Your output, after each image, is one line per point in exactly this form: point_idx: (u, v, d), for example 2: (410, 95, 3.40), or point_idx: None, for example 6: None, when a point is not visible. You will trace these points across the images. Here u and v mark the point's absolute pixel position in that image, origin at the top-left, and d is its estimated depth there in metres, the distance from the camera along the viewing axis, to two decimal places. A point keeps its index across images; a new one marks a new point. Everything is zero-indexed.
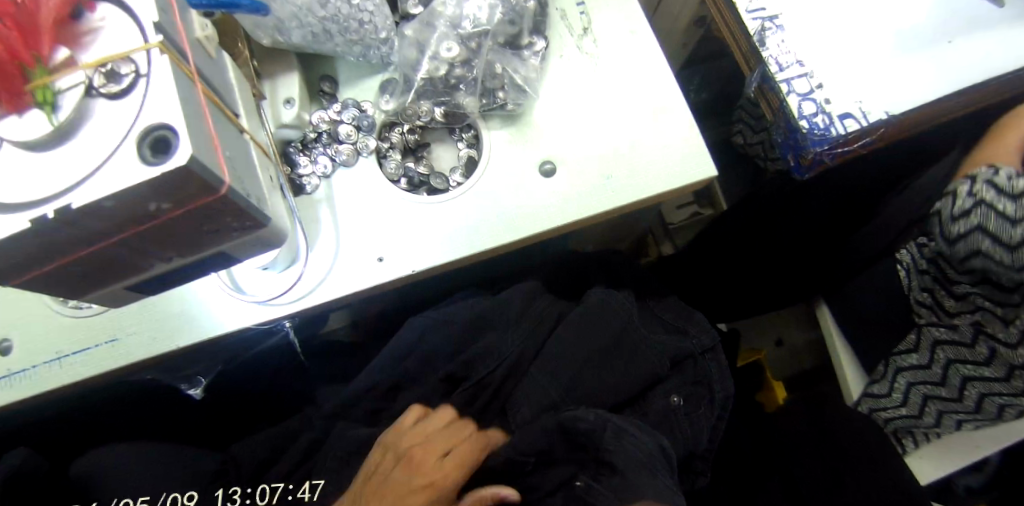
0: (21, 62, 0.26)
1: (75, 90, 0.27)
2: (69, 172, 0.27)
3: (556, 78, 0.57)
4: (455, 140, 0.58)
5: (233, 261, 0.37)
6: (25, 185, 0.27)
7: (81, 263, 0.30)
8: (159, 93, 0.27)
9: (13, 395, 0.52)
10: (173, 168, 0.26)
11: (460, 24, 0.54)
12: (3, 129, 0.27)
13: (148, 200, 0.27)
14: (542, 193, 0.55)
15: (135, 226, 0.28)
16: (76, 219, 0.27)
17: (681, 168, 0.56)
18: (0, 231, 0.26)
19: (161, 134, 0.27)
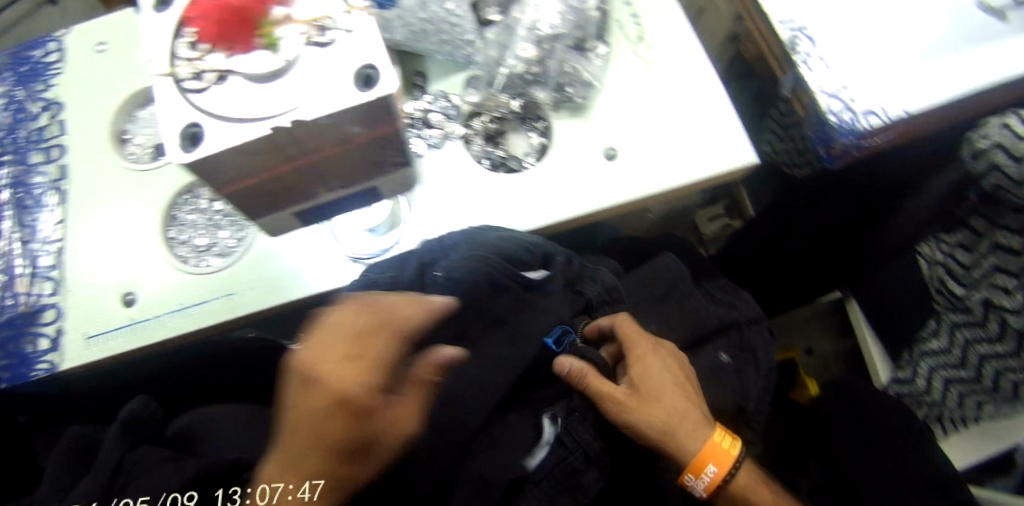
0: (256, 14, 0.36)
1: (295, 37, 0.35)
2: (289, 98, 0.34)
3: (617, 76, 0.65)
4: (527, 129, 0.64)
5: (373, 201, 0.46)
6: (252, 104, 0.34)
7: (277, 178, 0.38)
8: (363, 46, 0.35)
9: (136, 341, 0.58)
10: (382, 96, 0.34)
11: (539, 28, 0.60)
12: (237, 65, 0.35)
13: (349, 123, 0.35)
14: (608, 174, 0.62)
15: (330, 146, 0.37)
16: (297, 129, 0.34)
17: (727, 154, 0.63)
18: (236, 137, 0.34)
19: (370, 73, 0.34)
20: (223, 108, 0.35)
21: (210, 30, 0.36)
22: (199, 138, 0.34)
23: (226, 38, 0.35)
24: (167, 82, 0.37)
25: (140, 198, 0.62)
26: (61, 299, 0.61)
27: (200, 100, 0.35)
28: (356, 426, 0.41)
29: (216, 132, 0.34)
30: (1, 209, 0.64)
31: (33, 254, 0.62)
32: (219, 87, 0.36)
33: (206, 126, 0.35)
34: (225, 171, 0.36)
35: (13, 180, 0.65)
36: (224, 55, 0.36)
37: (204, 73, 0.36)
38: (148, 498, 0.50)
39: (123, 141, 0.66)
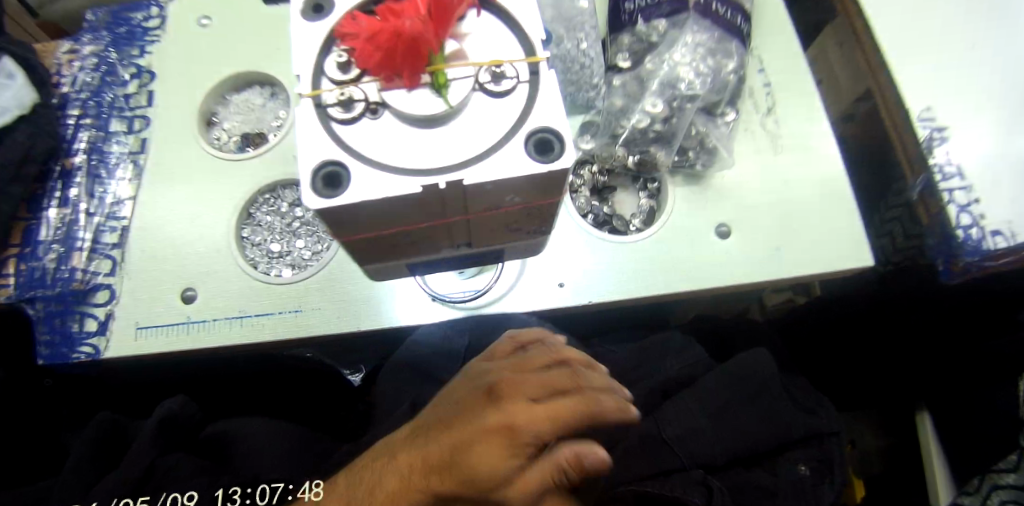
0: (431, 46, 0.30)
1: (467, 81, 0.31)
2: (453, 153, 0.30)
3: (741, 148, 0.60)
4: (637, 190, 0.60)
5: (493, 259, 0.42)
6: (408, 154, 0.30)
7: (409, 232, 0.34)
8: (543, 107, 0.31)
9: (186, 343, 0.54)
10: (556, 170, 0.29)
11: (676, 85, 0.56)
12: (394, 101, 0.31)
13: (512, 192, 0.31)
14: (715, 252, 0.57)
15: (478, 211, 0.33)
16: (452, 191, 0.30)
17: (848, 253, 0.58)
18: (383, 190, 0.29)
19: (551, 138, 0.30)
20: (372, 150, 0.30)
21: (371, 53, 0.31)
22: (341, 181, 0.29)
23: (389, 69, 0.30)
24: (306, 102, 0.31)
25: (221, 190, 0.59)
26: (118, 281, 0.57)
27: (344, 133, 0.31)
28: (498, 465, 0.35)
29: (362, 180, 0.29)
30: (74, 173, 0.61)
31: (98, 229, 0.59)
32: (369, 121, 0.31)
33: (350, 169, 0.30)
34: (352, 222, 0.32)
35: (91, 145, 0.62)
36: (382, 86, 0.31)
37: (355, 102, 0.31)
38: (148, 498, 0.49)
39: (211, 124, 0.63)
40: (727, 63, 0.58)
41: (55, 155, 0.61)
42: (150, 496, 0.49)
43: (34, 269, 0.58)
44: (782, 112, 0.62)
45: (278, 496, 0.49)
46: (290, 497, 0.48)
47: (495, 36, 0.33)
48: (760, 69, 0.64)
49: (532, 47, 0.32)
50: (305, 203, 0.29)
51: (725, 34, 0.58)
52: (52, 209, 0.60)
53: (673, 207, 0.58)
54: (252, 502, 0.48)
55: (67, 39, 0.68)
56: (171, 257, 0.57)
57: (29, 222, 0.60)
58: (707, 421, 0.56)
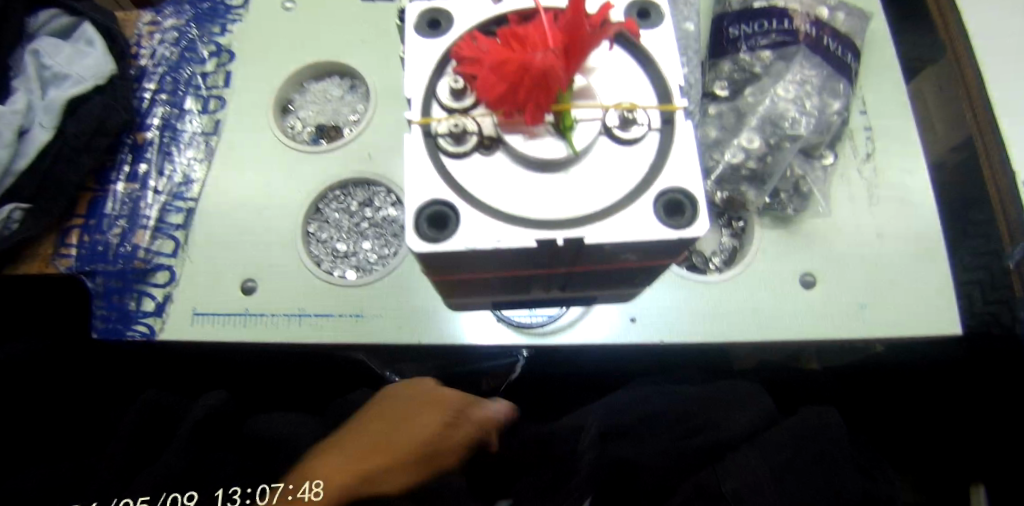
0: (561, 84, 0.27)
1: (594, 124, 0.29)
2: (576, 204, 0.28)
3: (835, 192, 0.57)
4: (721, 226, 0.57)
5: (580, 301, 0.39)
6: (524, 200, 0.28)
7: (505, 277, 0.31)
8: (679, 160, 0.28)
9: (243, 335, 0.53)
10: (688, 236, 0.26)
11: (781, 123, 0.53)
12: (512, 140, 0.28)
13: (628, 251, 0.28)
14: (797, 301, 0.54)
15: (587, 264, 0.30)
16: (566, 248, 0.27)
17: (938, 320, 0.54)
18: (496, 240, 0.27)
19: (680, 198, 0.27)
20: (484, 191, 0.28)
21: (494, 85, 0.27)
22: (449, 224, 0.27)
23: (512, 102, 0.27)
24: (415, 129, 0.29)
25: (291, 182, 0.57)
26: (179, 263, 0.56)
27: (454, 168, 0.29)
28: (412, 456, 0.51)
29: (476, 226, 0.27)
30: (144, 148, 0.60)
31: (164, 208, 0.58)
32: (480, 158, 0.29)
33: (458, 212, 0.27)
34: (453, 264, 0.29)
35: (164, 121, 0.61)
36: (500, 121, 0.29)
37: (468, 135, 0.29)
38: (146, 498, 0.44)
39: (287, 111, 0.62)
40: (833, 102, 0.55)
41: (128, 128, 0.60)
42: (150, 495, 0.45)
43: (97, 242, 0.58)
44: (881, 160, 0.58)
45: (278, 495, 0.46)
46: (288, 498, 0.45)
47: (626, 75, 0.30)
48: (862, 111, 0.60)
49: (666, 93, 0.30)
50: (410, 248, 0.26)
51: (833, 72, 0.55)
52: (119, 183, 0.59)
53: (757, 250, 0.54)
54: (252, 502, 0.46)
55: (150, 10, 0.67)
56: (234, 245, 0.56)
57: (96, 194, 0.59)
58: (770, 477, 0.51)
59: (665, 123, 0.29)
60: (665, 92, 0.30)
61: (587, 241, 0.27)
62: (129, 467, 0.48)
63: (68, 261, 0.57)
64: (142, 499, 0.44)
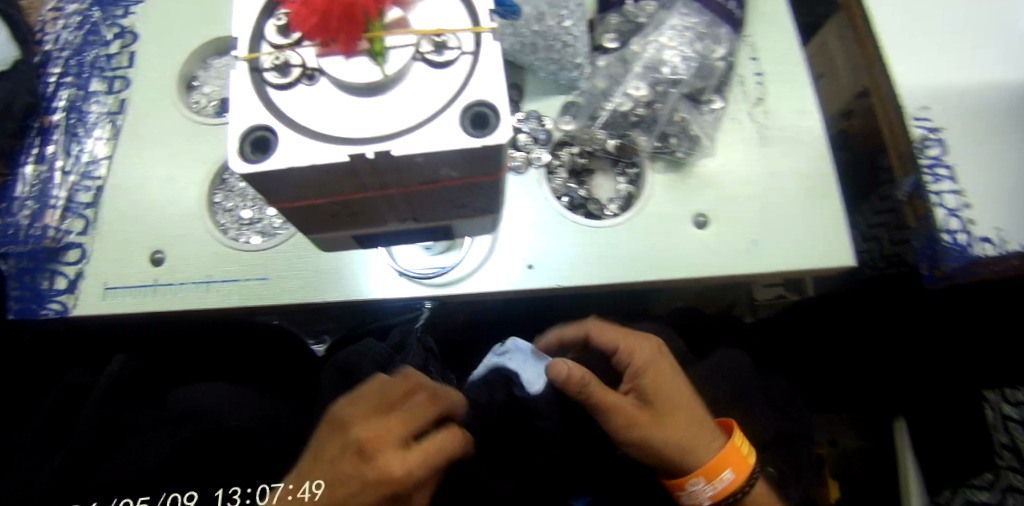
0: (366, 10, 0.28)
1: (406, 50, 0.29)
2: (391, 121, 0.28)
3: (727, 135, 0.58)
4: (617, 173, 0.58)
5: (444, 234, 0.41)
6: (341, 122, 0.29)
7: (346, 204, 0.32)
8: (485, 78, 0.29)
9: (154, 306, 0.54)
10: (490, 145, 0.27)
11: (659, 68, 0.55)
12: (331, 68, 0.29)
13: (445, 167, 0.30)
14: (692, 240, 0.55)
15: (414, 185, 0.31)
16: (380, 163, 0.28)
17: (827, 253, 0.56)
18: (309, 158, 0.28)
19: (479, 110, 0.28)
20: (305, 116, 0.29)
21: (309, 18, 0.29)
22: (269, 146, 0.28)
23: (328, 32, 0.29)
24: (241, 65, 0.30)
25: (197, 154, 0.59)
26: (89, 241, 0.57)
27: (280, 99, 0.29)
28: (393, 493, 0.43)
29: (293, 146, 0.28)
30: (51, 130, 0.61)
31: (73, 188, 0.58)
32: (306, 88, 0.29)
33: (278, 134, 0.28)
34: (281, 192, 0.30)
35: (70, 104, 0.62)
36: (319, 51, 0.30)
37: (291, 67, 0.29)
38: (147, 498, 0.48)
39: (192, 87, 0.63)
40: (717, 48, 0.57)
41: (34, 112, 0.61)
42: (151, 495, 0.48)
43: (9, 225, 0.58)
44: (771, 103, 0.60)
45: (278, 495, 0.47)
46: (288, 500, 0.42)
47: (441, 4, 0.31)
48: (754, 58, 0.62)
49: (477, 18, 0.30)
50: (231, 168, 0.27)
51: (715, 19, 0.57)
52: (28, 166, 0.60)
53: (651, 194, 0.56)
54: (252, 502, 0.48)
55: None
56: (143, 219, 0.57)
57: (6, 178, 0.60)
58: None
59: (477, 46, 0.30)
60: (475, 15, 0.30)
61: (393, 152, 0.28)
62: (45, 447, 0.52)
63: None
64: (143, 499, 0.48)
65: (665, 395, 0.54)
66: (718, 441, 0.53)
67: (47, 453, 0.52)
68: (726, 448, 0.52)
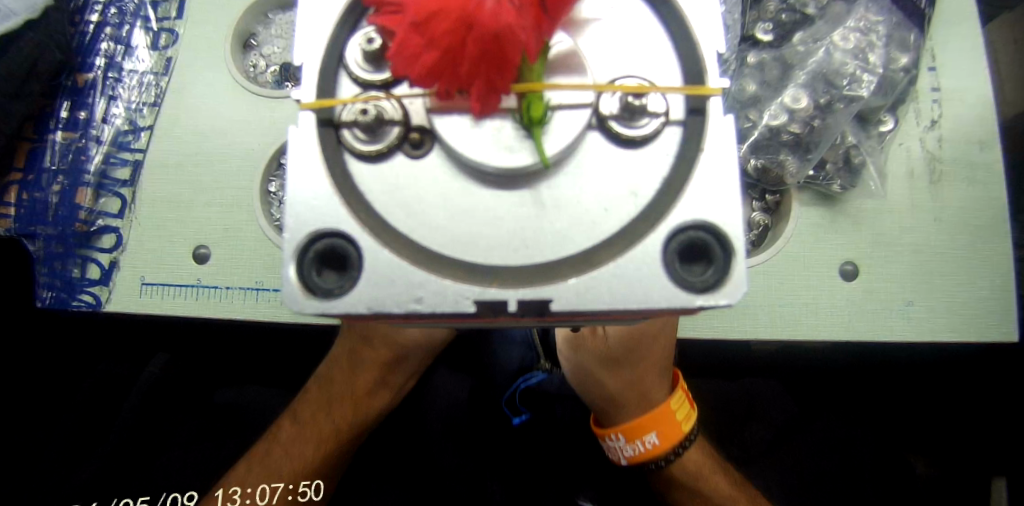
0: (525, 51, 0.17)
1: (580, 115, 0.19)
2: (548, 235, 0.19)
3: (892, 166, 0.47)
4: (751, 197, 0.48)
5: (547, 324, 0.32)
6: (471, 238, 0.19)
7: (452, 322, 0.23)
8: (716, 154, 0.20)
9: (196, 310, 0.47)
10: (699, 307, 0.19)
11: (837, 82, 0.44)
12: (450, 135, 0.19)
13: (609, 314, 0.21)
14: (834, 292, 0.46)
15: (553, 319, 0.22)
16: (523, 308, 0.20)
17: (996, 326, 0.46)
18: (416, 295, 0.19)
19: (695, 233, 0.19)
20: (405, 213, 0.20)
21: (415, 53, 0.17)
22: (352, 267, 0.19)
23: (449, 83, 0.17)
24: (308, 115, 0.20)
25: (250, 134, 0.50)
26: (125, 225, 0.50)
27: (365, 179, 0.20)
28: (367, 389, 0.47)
29: (391, 270, 0.19)
30: (87, 91, 0.52)
31: (109, 159, 0.51)
32: (402, 162, 0.20)
33: (360, 246, 0.19)
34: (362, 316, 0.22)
35: (109, 60, 0.53)
36: (437, 106, 0.19)
37: (387, 125, 0.19)
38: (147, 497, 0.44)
39: (248, 47, 0.54)
40: (901, 57, 0.45)
41: (66, 68, 0.52)
42: (151, 495, 0.43)
43: (36, 200, 0.51)
44: (949, 127, 0.48)
45: (277, 496, 0.43)
46: (288, 498, 0.43)
47: (634, 40, 0.21)
48: (931, 68, 0.50)
49: (695, 72, 0.21)
50: (296, 309, 0.18)
51: (902, 20, 0.45)
52: (58, 132, 0.52)
53: (792, 231, 0.46)
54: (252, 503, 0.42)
55: None
56: (191, 205, 0.49)
57: (34, 144, 0.51)
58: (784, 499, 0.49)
59: (691, 113, 0.20)
60: (696, 69, 0.21)
61: (554, 307, 0.19)
62: (73, 451, 0.46)
63: (4, 222, 0.50)
64: (142, 499, 0.43)
65: (641, 345, 0.40)
66: (662, 393, 0.42)
67: (77, 457, 0.46)
68: (661, 405, 0.42)
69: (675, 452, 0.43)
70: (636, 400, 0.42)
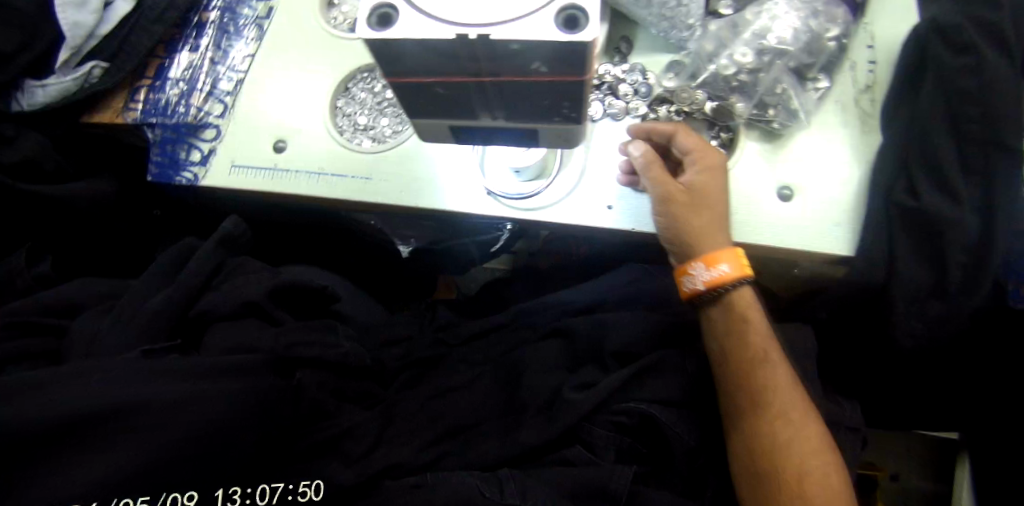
0: None
1: None
2: (504, 10, 0.33)
3: (826, 117, 0.60)
4: (711, 134, 0.61)
5: (525, 140, 0.47)
6: (458, 8, 0.33)
7: (447, 84, 0.38)
8: None
9: (270, 186, 0.61)
10: (575, 43, 0.32)
11: (765, 36, 0.57)
12: None
13: (534, 58, 0.35)
14: (772, 210, 0.57)
15: (508, 74, 0.37)
16: (481, 47, 0.34)
17: (915, 251, 0.53)
18: (423, 34, 0.33)
19: (570, 13, 0.33)
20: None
21: None
22: (393, 22, 0.34)
23: None
24: None
25: (327, 63, 0.65)
26: (225, 123, 0.64)
27: None
28: None
29: (410, 21, 0.33)
30: (205, 25, 0.69)
31: (218, 75, 0.67)
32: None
33: (399, 12, 0.34)
34: (406, 64, 0.36)
35: (225, 6, 0.70)
36: None
37: None
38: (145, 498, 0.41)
39: (331, 5, 0.70)
40: (831, 28, 0.58)
41: (195, 8, 0.69)
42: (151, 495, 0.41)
43: (158, 100, 0.66)
44: (880, 92, 0.60)
45: (278, 495, 0.46)
46: (288, 497, 0.46)
47: None
48: (868, 46, 0.62)
49: None
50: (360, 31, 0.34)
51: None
52: (182, 54, 0.68)
53: (741, 159, 0.59)
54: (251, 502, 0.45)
55: None
56: (277, 109, 0.64)
57: (163, 60, 0.68)
58: None
59: None
60: None
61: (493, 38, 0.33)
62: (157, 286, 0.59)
63: (134, 114, 0.65)
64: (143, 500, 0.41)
65: (710, 194, 0.51)
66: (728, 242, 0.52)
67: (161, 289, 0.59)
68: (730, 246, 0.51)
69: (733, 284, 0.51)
70: (707, 240, 0.51)
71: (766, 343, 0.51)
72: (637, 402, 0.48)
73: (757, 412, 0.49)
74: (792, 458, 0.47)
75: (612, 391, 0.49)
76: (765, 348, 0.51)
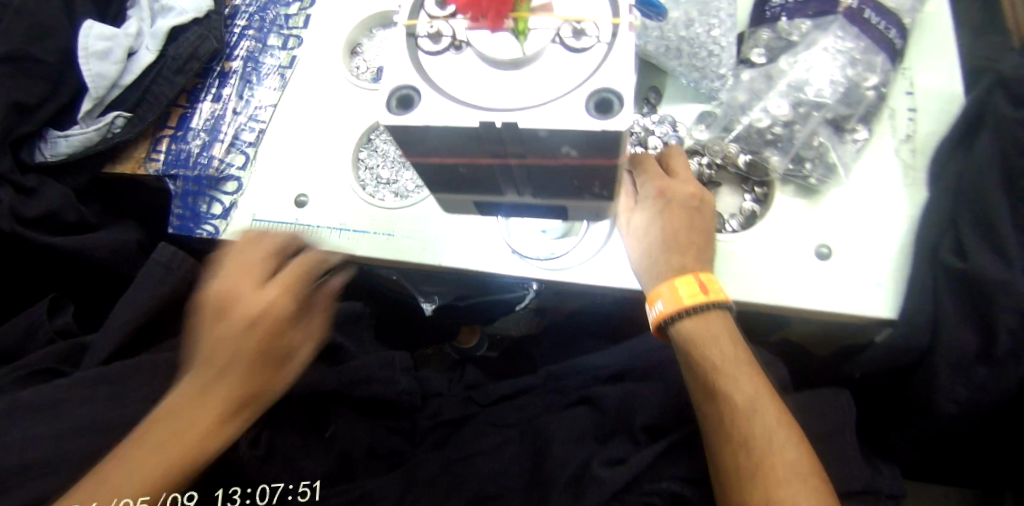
0: None
1: (546, 33, 0.33)
2: (531, 95, 0.33)
3: (865, 168, 0.57)
4: (745, 190, 0.59)
5: (555, 211, 0.45)
6: (482, 91, 0.33)
7: (472, 164, 0.37)
8: (617, 68, 0.32)
9: None
10: (609, 130, 0.31)
11: (802, 90, 0.57)
12: (477, 42, 0.34)
13: (565, 142, 0.33)
14: (810, 269, 0.54)
15: (536, 155, 0.35)
16: (507, 132, 0.33)
17: (968, 315, 0.49)
18: (448, 119, 0.32)
19: (604, 96, 0.32)
20: (447, 81, 0.34)
21: None
22: (413, 106, 0.33)
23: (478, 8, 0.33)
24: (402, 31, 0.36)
25: (348, 113, 0.64)
26: (246, 176, 0.64)
27: (429, 64, 0.35)
28: None
29: (433, 106, 0.33)
30: (229, 74, 0.69)
31: (239, 126, 0.66)
32: (452, 56, 0.34)
33: (422, 95, 0.34)
34: (431, 146, 0.35)
35: (248, 55, 0.69)
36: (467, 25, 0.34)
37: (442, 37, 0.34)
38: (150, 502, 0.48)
39: (354, 53, 0.69)
40: (868, 77, 0.56)
41: (218, 57, 0.68)
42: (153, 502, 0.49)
43: (181, 152, 0.66)
44: (921, 143, 0.57)
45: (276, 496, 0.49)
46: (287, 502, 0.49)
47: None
48: (909, 93, 0.59)
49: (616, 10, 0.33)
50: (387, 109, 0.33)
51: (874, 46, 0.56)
52: (205, 104, 0.68)
53: (777, 215, 0.56)
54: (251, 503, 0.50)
55: None
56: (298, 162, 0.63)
57: (187, 110, 0.67)
58: None
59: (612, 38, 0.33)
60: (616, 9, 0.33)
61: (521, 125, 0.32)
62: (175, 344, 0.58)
63: (156, 165, 0.65)
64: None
65: (656, 230, 0.51)
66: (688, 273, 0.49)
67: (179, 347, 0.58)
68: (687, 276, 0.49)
69: (667, 320, 0.49)
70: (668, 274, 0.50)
71: (733, 364, 0.47)
72: (672, 480, 0.46)
73: (717, 436, 0.46)
74: (755, 484, 0.43)
75: (645, 467, 0.47)
76: (729, 370, 0.47)
